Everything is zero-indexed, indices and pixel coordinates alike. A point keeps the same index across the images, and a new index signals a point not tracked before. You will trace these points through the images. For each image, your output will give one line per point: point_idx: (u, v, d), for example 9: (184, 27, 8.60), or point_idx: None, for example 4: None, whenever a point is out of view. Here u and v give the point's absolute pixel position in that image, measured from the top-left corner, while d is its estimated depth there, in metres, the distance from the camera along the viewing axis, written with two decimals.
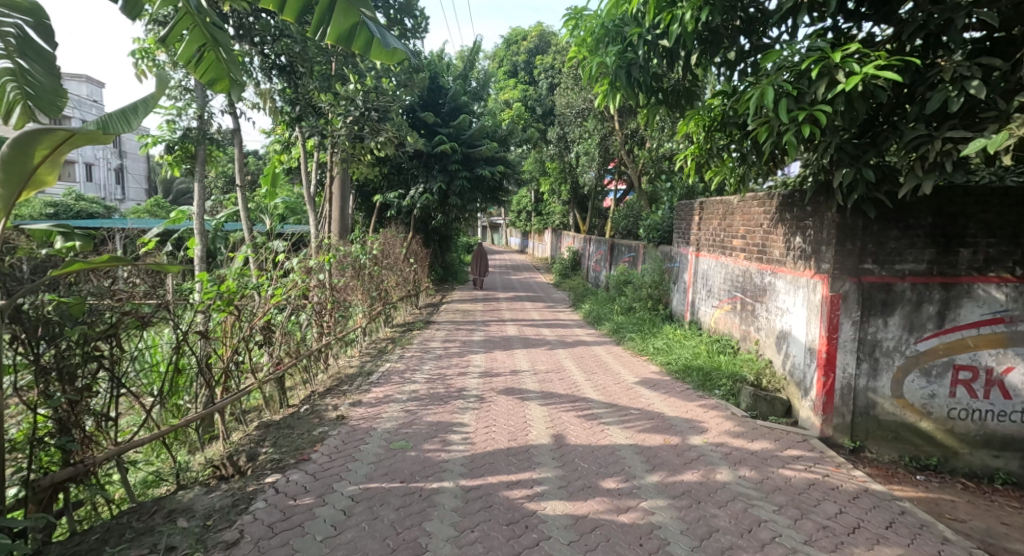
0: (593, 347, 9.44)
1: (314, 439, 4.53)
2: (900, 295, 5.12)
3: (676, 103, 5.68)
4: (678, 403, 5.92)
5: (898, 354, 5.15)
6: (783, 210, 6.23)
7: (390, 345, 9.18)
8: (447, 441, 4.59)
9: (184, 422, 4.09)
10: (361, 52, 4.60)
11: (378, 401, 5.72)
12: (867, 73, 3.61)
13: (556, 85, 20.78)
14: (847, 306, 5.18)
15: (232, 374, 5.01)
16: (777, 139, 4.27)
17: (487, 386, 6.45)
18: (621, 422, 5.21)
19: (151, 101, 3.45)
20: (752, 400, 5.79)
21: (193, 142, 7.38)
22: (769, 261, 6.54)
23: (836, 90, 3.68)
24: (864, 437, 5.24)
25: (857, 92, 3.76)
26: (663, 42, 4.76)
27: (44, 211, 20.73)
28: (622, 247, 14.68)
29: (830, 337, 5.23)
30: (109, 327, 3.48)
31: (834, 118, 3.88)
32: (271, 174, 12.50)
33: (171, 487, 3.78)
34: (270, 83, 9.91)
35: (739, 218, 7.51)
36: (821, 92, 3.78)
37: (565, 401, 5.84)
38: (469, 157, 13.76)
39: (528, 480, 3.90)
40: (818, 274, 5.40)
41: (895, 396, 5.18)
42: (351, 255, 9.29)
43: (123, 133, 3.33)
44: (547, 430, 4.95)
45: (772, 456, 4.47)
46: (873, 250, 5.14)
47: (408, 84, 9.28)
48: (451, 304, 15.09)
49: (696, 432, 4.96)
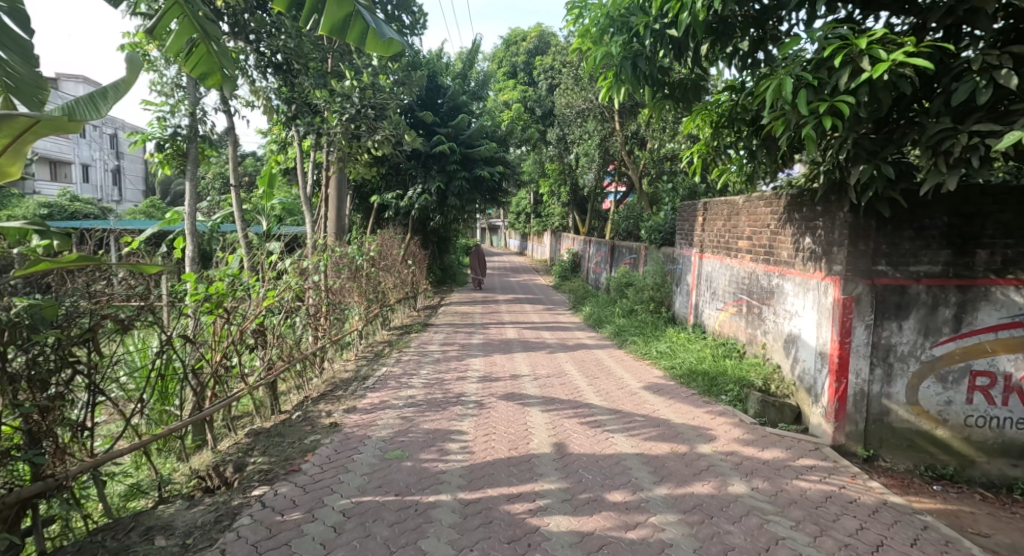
0: (595, 350, 9.25)
1: (305, 448, 4.32)
2: (915, 297, 4.93)
3: (681, 98, 5.46)
4: (683, 410, 5.72)
5: (913, 359, 4.96)
6: (792, 210, 6.05)
7: (386, 348, 8.98)
8: (445, 451, 4.38)
9: (168, 430, 3.89)
10: (355, 43, 4.38)
11: (373, 408, 5.52)
12: (895, 60, 3.41)
13: (556, 85, 20.59)
14: (860, 309, 4.99)
15: (222, 379, 4.80)
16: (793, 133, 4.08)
17: (487, 392, 6.26)
18: (626, 430, 5.02)
19: (123, 84, 3.24)
20: (760, 406, 5.60)
21: (185, 140, 7.18)
22: (776, 263, 6.35)
23: (862, 78, 3.47)
24: (877, 445, 5.05)
25: (883, 82, 3.57)
26: (672, 31, 4.57)
27: (39, 212, 20.53)
28: (623, 249, 14.49)
29: (842, 341, 5.04)
30: (87, 331, 3.30)
31: (858, 109, 3.68)
32: (268, 175, 12.33)
33: (152, 501, 3.58)
34: (265, 81, 9.73)
35: (745, 219, 7.32)
36: (844, 81, 3.58)
37: (568, 407, 5.65)
38: (468, 157, 13.58)
39: (530, 493, 3.70)
40: (830, 276, 5.21)
41: (910, 403, 4.99)
42: (347, 257, 9.09)
43: (92, 120, 3.14)
44: (549, 438, 4.76)
45: (784, 466, 4.27)
46: (887, 251, 4.95)
47: (405, 82, 9.08)
48: (450, 306, 14.91)
49: (705, 440, 4.77)
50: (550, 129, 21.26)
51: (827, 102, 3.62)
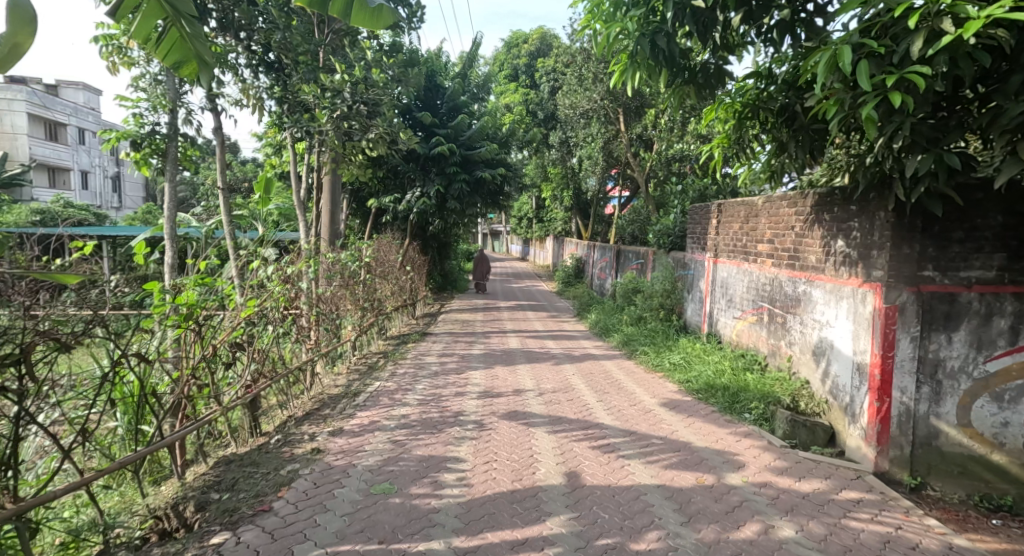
0: (602, 362, 8.73)
1: (281, 481, 3.81)
2: (965, 307, 4.38)
3: (705, 85, 4.89)
4: (705, 430, 5.19)
5: (964, 375, 4.41)
6: (821, 211, 5.52)
7: (381, 359, 8.47)
8: (439, 484, 3.86)
9: (121, 463, 3.36)
10: (338, 16, 4.04)
11: (362, 429, 5.00)
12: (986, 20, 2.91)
13: (558, 87, 20.10)
14: (905, 320, 4.45)
15: (192, 400, 4.30)
16: (844, 117, 3.58)
17: (487, 410, 5.73)
18: (643, 456, 4.49)
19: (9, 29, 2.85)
20: (789, 426, 5.07)
21: (164, 138, 6.70)
22: (803, 269, 5.82)
23: (944, 42, 2.97)
24: (925, 472, 4.51)
25: (964, 50, 3.09)
26: (698, 2, 4.10)
27: (29, 218, 20.10)
28: (629, 254, 13.98)
29: (885, 356, 4.50)
30: (14, 353, 2.84)
31: (934, 82, 3.21)
32: (264, 179, 11.90)
33: (95, 550, 3.04)
34: (255, 80, 9.27)
35: (765, 221, 6.80)
36: (918, 49, 3.09)
37: (577, 429, 5.12)
38: (468, 159, 13.10)
39: (537, 540, 3.18)
40: (868, 283, 4.68)
41: (961, 425, 4.44)
42: (340, 263, 8.59)
43: None
44: (558, 467, 4.24)
45: (827, 502, 3.74)
46: (934, 255, 4.42)
47: (401, 79, 8.56)
48: (449, 314, 14.39)
49: (733, 469, 4.25)
50: (552, 132, 20.77)
51: (897, 75, 3.12)
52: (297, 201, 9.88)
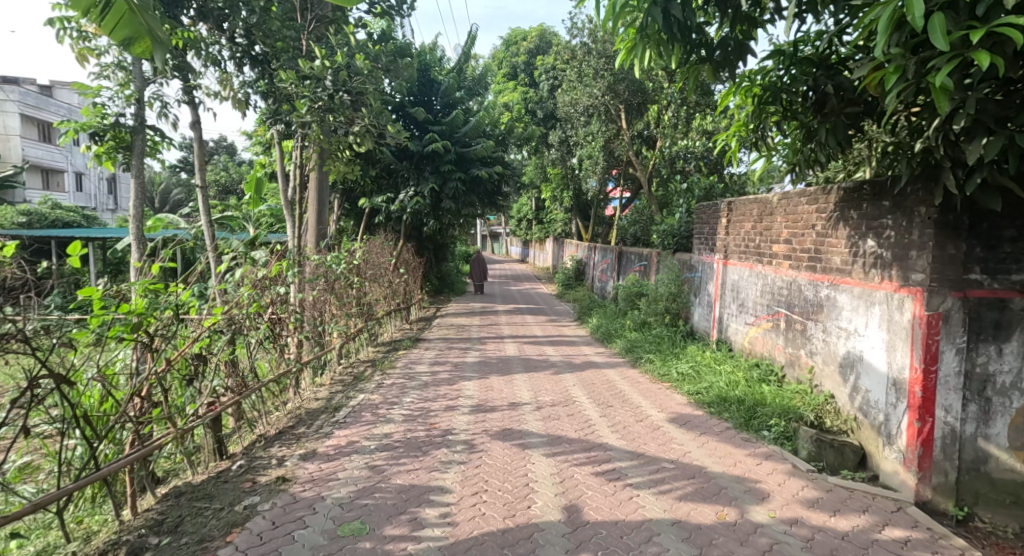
0: (605, 370, 8.21)
1: (236, 521, 3.30)
2: (1019, 314, 3.84)
3: (723, 63, 4.33)
4: (720, 451, 4.67)
5: (1017, 393, 3.87)
6: (847, 208, 5.00)
7: (368, 368, 7.95)
8: (419, 523, 3.34)
9: (32, 507, 2.88)
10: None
11: (338, 452, 4.48)
12: None
13: (558, 85, 19.57)
14: (950, 330, 3.91)
15: (138, 423, 3.81)
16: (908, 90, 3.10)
17: (479, 428, 5.20)
18: (654, 485, 3.97)
19: None
20: (815, 447, 4.56)
21: (130, 131, 6.21)
22: (825, 271, 5.30)
23: None
24: (972, 502, 3.97)
25: None
26: None
27: (16, 219, 19.63)
28: (631, 256, 13.47)
29: (927, 371, 3.96)
30: None
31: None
32: (254, 181, 11.45)
33: None
34: (241, 74, 8.74)
35: (781, 220, 6.28)
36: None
37: (580, 452, 4.60)
38: (463, 157, 12.61)
39: None
40: (906, 288, 4.15)
41: (1014, 448, 3.90)
42: (327, 266, 8.07)
43: None
44: (557, 498, 3.72)
45: (869, 545, 3.22)
46: (982, 256, 3.89)
47: (391, 69, 7.98)
48: (445, 318, 13.87)
49: (755, 500, 3.73)
50: (552, 131, 20.25)
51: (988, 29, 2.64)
52: (283, 201, 9.38)
